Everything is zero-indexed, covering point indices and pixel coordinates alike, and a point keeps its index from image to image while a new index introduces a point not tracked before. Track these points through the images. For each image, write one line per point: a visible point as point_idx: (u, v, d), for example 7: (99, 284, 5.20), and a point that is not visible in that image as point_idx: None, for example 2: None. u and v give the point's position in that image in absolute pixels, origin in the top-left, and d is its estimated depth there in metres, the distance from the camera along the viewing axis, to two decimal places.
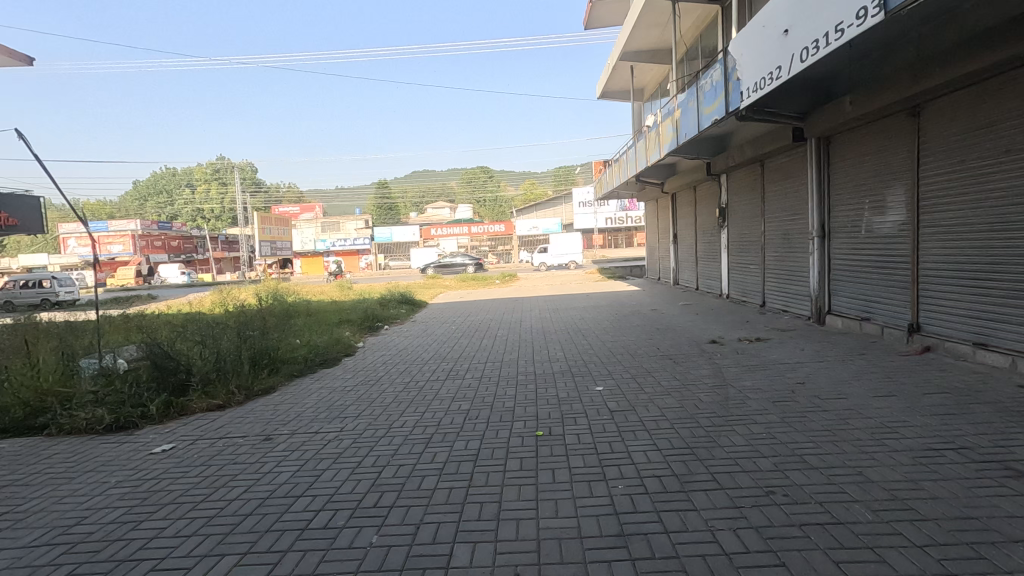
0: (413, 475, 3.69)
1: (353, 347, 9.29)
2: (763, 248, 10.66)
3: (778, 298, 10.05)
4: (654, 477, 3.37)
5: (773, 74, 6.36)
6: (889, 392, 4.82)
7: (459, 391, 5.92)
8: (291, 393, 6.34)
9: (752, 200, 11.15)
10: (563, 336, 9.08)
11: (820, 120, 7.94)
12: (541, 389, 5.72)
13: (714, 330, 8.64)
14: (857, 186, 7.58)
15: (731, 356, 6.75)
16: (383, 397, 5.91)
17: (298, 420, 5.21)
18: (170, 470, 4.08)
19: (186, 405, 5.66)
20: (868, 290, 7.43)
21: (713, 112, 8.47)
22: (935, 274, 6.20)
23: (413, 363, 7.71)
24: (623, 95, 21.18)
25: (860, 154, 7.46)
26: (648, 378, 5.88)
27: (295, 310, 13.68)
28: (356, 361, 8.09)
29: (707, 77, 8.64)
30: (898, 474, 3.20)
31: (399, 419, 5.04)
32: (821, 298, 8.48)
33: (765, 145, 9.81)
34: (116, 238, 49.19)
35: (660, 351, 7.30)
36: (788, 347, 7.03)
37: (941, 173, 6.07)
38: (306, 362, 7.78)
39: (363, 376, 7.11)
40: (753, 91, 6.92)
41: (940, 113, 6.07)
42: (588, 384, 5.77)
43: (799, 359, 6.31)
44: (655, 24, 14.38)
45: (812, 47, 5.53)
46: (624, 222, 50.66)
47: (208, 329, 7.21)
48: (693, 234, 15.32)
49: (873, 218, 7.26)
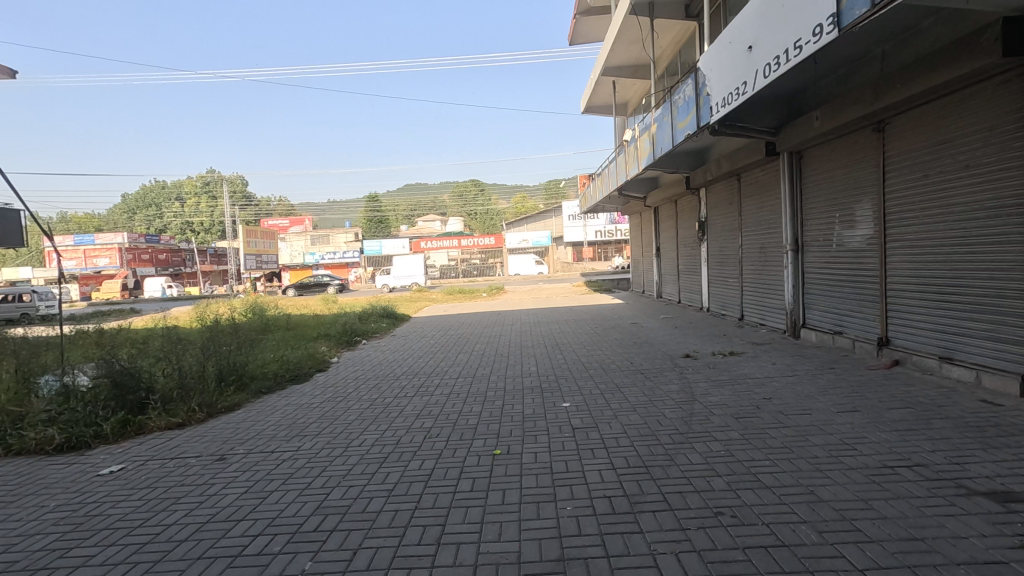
0: (361, 496, 3.60)
1: (327, 362, 9.17)
2: (741, 261, 10.69)
3: (755, 311, 10.08)
4: (604, 498, 3.31)
5: (738, 89, 6.42)
6: (853, 407, 4.78)
7: (425, 407, 5.83)
8: (255, 410, 6.23)
9: (730, 214, 11.20)
10: (539, 350, 9.01)
11: (791, 135, 8.00)
12: (507, 405, 5.64)
13: (690, 344, 8.61)
14: (827, 200, 7.63)
15: (703, 370, 6.71)
16: (347, 414, 5.82)
17: (257, 438, 5.10)
18: (114, 493, 3.97)
19: (143, 423, 5.54)
20: (839, 304, 7.44)
21: (686, 127, 8.53)
22: (902, 288, 6.22)
23: (384, 379, 7.61)
24: (606, 109, 21.39)
25: (830, 168, 7.51)
26: (617, 393, 5.82)
27: (274, 325, 13.51)
28: (327, 377, 7.98)
29: (680, 92, 8.70)
30: (850, 493, 3.15)
31: (358, 437, 4.94)
32: (795, 311, 8.49)
33: (740, 160, 9.88)
34: (103, 252, 48.76)
35: (633, 365, 7.26)
36: (760, 362, 7.01)
37: (905, 188, 6.11)
38: (276, 378, 7.64)
39: (333, 392, 7.00)
40: (721, 106, 6.97)
41: (903, 129, 6.12)
42: (556, 400, 5.70)
43: (770, 374, 6.27)
44: (635, 40, 14.55)
45: (774, 63, 5.59)
46: (613, 236, 50.91)
47: (174, 345, 7.09)
48: (675, 247, 15.36)
49: (843, 232, 7.29)
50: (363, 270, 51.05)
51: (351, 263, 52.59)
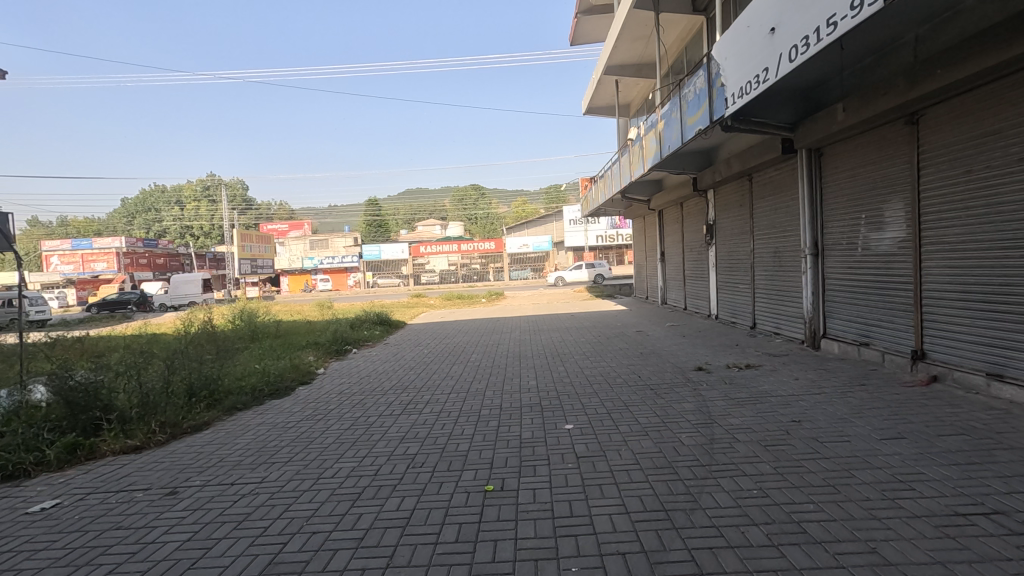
0: (324, 548, 2.99)
1: (312, 373, 8.59)
2: (753, 266, 10.08)
3: (770, 319, 9.46)
4: (616, 555, 2.71)
5: (759, 77, 5.84)
6: (897, 433, 4.17)
7: (411, 429, 5.22)
8: (225, 431, 5.65)
9: (741, 216, 10.61)
10: (539, 362, 8.38)
11: (810, 130, 7.43)
12: (504, 427, 5.05)
13: (702, 356, 7.99)
14: (851, 201, 7.04)
15: (719, 386, 6.10)
16: (325, 437, 5.20)
17: (218, 467, 4.49)
18: (36, 538, 3.36)
19: (96, 447, 4.99)
20: (866, 313, 6.84)
21: (697, 122, 7.96)
22: (941, 296, 5.61)
23: (370, 393, 7.03)
24: (608, 111, 20.90)
25: (854, 166, 6.94)
26: (625, 413, 5.20)
27: (262, 333, 12.88)
28: (310, 391, 7.39)
29: (691, 84, 8.11)
30: (922, 553, 2.55)
31: (332, 466, 4.33)
32: (815, 320, 7.89)
33: (752, 158, 9.30)
34: (99, 256, 48.11)
35: (642, 380, 6.64)
36: (781, 376, 6.40)
37: (944, 186, 5.53)
38: (254, 393, 7.05)
39: (312, 409, 6.39)
40: (738, 97, 6.40)
41: (941, 120, 5.54)
42: (558, 422, 5.08)
43: (794, 391, 5.66)
44: (640, 37, 14.01)
45: (801, 45, 5.01)
46: (614, 240, 50.26)
47: (140, 359, 6.51)
48: (680, 251, 14.79)
49: (870, 234, 6.70)
50: (362, 275, 50.49)
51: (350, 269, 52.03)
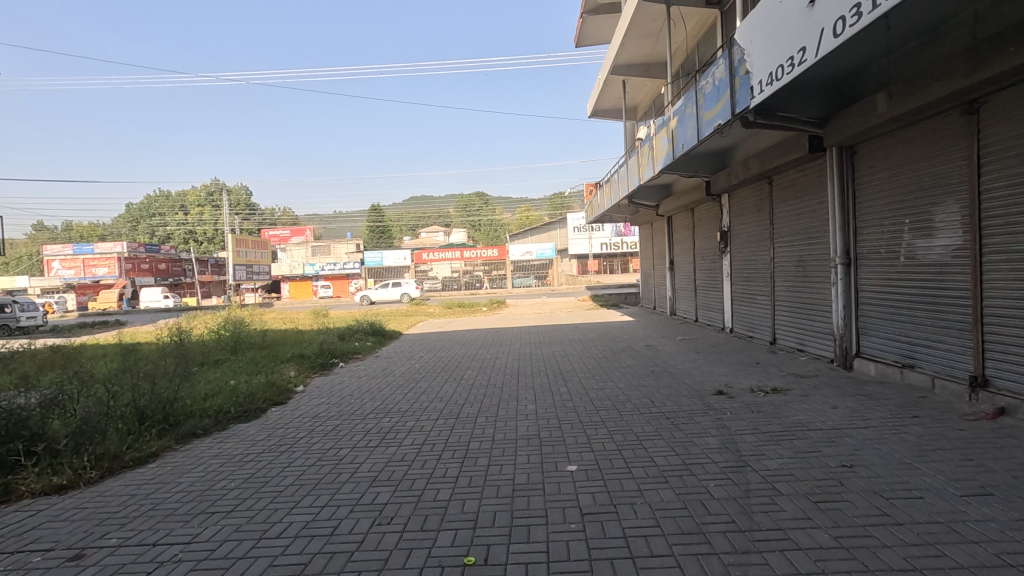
0: None
1: (289, 391, 7.81)
2: (773, 276, 9.28)
3: (793, 335, 8.64)
4: None
5: (793, 58, 5.05)
6: (981, 488, 3.35)
7: (383, 468, 4.41)
8: (172, 464, 4.86)
9: (759, 222, 9.82)
10: (539, 381, 7.57)
11: (843, 126, 6.65)
12: (494, 467, 4.26)
13: (721, 376, 7.15)
14: (891, 204, 6.25)
15: (745, 416, 5.30)
16: (282, 476, 4.39)
17: (145, 519, 3.68)
18: None
19: (12, 486, 4.21)
20: (909, 331, 6.02)
21: (716, 117, 7.18)
22: (1007, 314, 4.81)
23: (347, 417, 6.24)
24: (614, 113, 20.19)
25: (895, 165, 6.16)
26: (639, 452, 4.39)
27: (246, 344, 12.06)
28: (283, 413, 6.61)
29: (709, 75, 7.34)
30: None
31: (281, 521, 3.52)
32: (846, 337, 7.06)
33: (774, 159, 8.52)
34: (101, 261, 47.63)
35: (655, 406, 5.83)
36: (815, 404, 5.59)
37: (1011, 186, 4.74)
38: (217, 416, 6.29)
39: (278, 437, 5.59)
40: (766, 83, 5.63)
41: (1008, 109, 4.75)
42: (560, 462, 4.28)
43: (836, 424, 4.83)
44: (648, 34, 13.29)
45: (849, 16, 4.20)
46: (619, 248, 49.44)
47: (82, 382, 5.72)
48: (691, 259, 13.96)
49: (915, 242, 5.89)
50: (364, 281, 49.75)
51: (352, 276, 51.38)
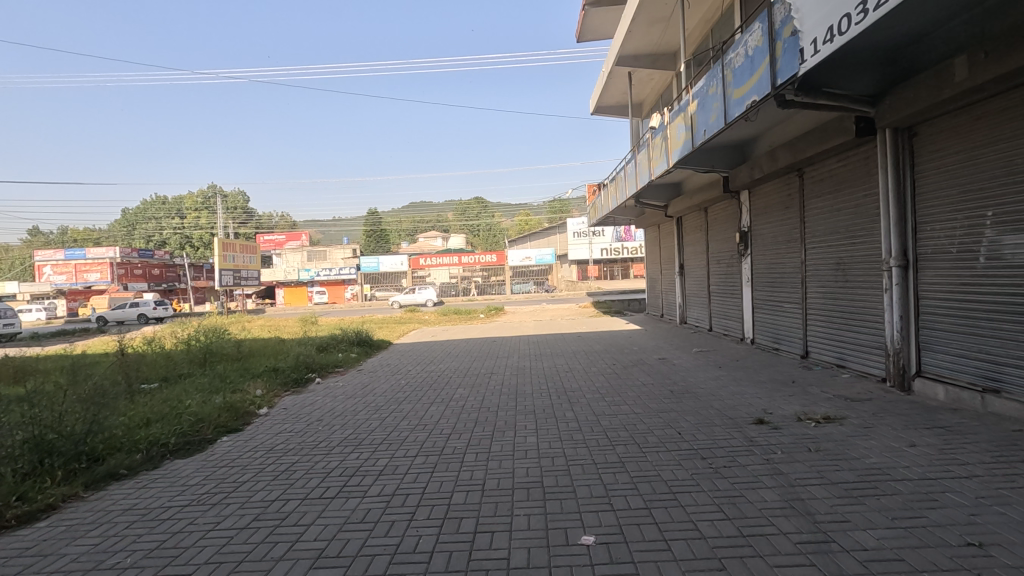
0: None
1: (249, 415, 6.66)
2: (805, 280, 8.20)
3: (831, 349, 7.55)
4: None
5: (865, 3, 3.97)
6: None
7: (333, 537, 3.27)
8: (66, 525, 3.72)
9: (787, 220, 8.75)
10: (541, 403, 6.47)
11: (900, 104, 5.60)
12: (483, 537, 3.16)
13: (754, 400, 6.08)
14: (966, 194, 5.19)
15: (801, 455, 4.21)
16: (197, 548, 3.27)
17: None
18: None
19: None
20: (992, 347, 4.95)
21: (748, 93, 6.11)
22: None
23: (307, 452, 5.11)
24: (617, 110, 19.21)
25: (972, 147, 5.11)
26: (677, 515, 3.28)
27: (217, 356, 10.85)
28: (233, 445, 5.50)
29: (740, 45, 6.28)
30: None
31: None
32: (904, 353, 5.97)
33: (807, 148, 7.48)
34: (93, 266, 46.29)
35: (685, 440, 4.74)
36: (884, 438, 4.51)
37: None
38: (149, 450, 5.15)
39: (216, 481, 4.46)
40: (823, 41, 4.53)
41: None
42: (571, 530, 3.17)
43: (926, 471, 3.73)
44: (658, 19, 12.25)
45: None
46: (620, 252, 48.38)
47: None
48: (704, 263, 12.91)
49: (1001, 239, 4.84)
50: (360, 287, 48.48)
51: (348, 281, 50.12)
